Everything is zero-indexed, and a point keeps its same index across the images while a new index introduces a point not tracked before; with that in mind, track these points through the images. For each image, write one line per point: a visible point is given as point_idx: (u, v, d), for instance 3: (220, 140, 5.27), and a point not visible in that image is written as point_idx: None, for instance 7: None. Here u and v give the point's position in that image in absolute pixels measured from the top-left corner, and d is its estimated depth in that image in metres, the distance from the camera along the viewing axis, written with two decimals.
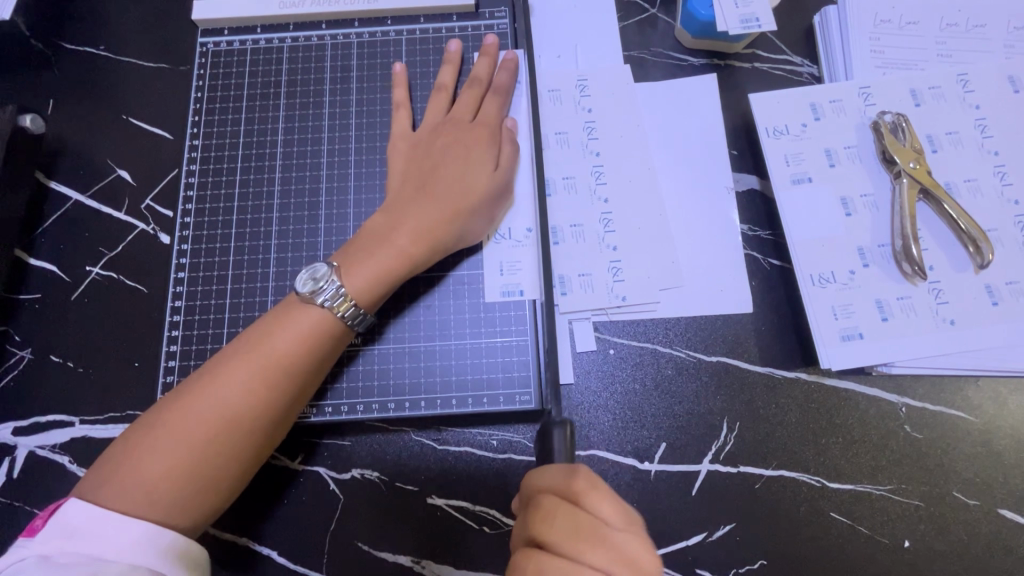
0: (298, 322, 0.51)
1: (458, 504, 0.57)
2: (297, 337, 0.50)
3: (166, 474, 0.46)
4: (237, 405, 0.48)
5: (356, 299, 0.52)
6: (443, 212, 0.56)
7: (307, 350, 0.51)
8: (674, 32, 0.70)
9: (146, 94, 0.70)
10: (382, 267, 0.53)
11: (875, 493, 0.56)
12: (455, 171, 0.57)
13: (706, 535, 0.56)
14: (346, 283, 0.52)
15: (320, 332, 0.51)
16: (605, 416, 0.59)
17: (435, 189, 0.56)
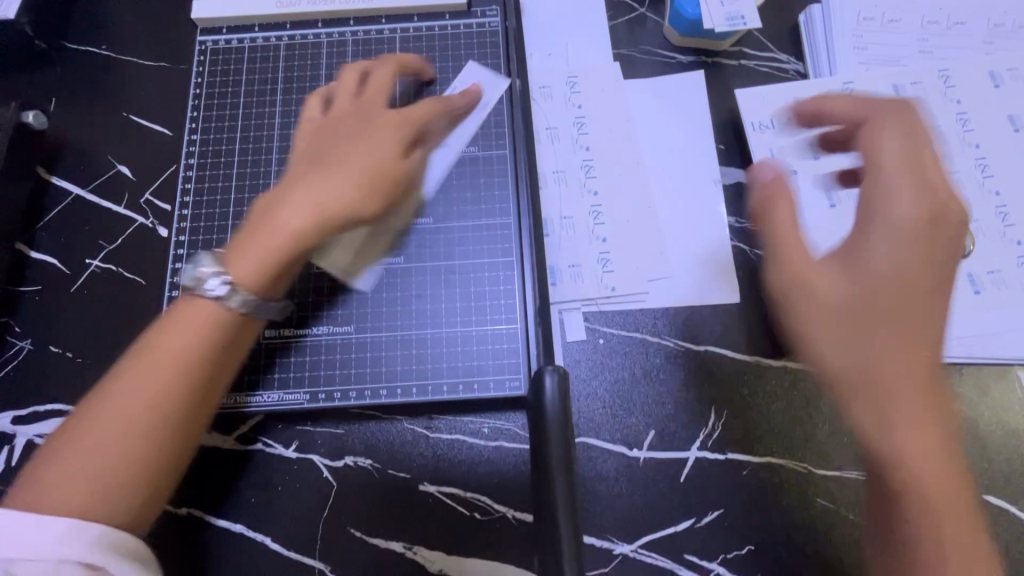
0: (197, 304, 0.46)
1: (450, 491, 0.58)
2: (199, 311, 0.45)
3: (94, 473, 0.42)
4: (141, 399, 0.44)
5: (242, 286, 0.45)
6: (353, 191, 0.48)
7: (204, 327, 0.45)
8: (662, 30, 0.72)
9: (146, 92, 0.71)
10: (274, 252, 0.45)
11: (861, 480, 0.57)
12: (349, 145, 0.50)
13: (695, 521, 0.56)
14: (229, 271, 0.45)
15: (228, 308, 0.46)
16: (595, 404, 0.60)
17: (336, 163, 0.49)
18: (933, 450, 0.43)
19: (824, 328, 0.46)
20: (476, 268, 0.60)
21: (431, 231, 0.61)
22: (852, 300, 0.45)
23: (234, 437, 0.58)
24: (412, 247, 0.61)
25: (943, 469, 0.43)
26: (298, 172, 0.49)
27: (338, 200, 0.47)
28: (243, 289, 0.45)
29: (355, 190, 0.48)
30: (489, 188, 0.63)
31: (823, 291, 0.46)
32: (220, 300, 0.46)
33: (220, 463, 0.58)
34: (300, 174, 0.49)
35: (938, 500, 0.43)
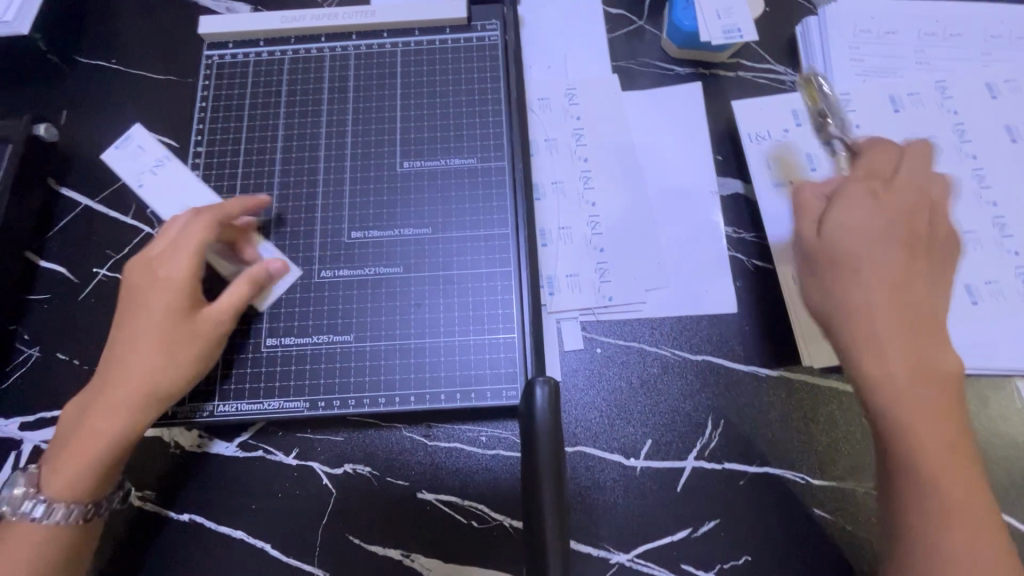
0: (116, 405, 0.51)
1: (447, 499, 0.58)
2: (135, 382, 0.51)
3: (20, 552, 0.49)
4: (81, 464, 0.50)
5: (66, 494, 0.49)
6: (158, 349, 0.52)
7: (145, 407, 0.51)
8: (660, 42, 0.73)
9: (154, 105, 0.73)
10: (111, 435, 0.50)
11: (859, 491, 0.57)
12: (164, 302, 0.53)
13: (691, 531, 0.56)
14: (46, 491, 0.50)
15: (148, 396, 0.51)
16: (592, 414, 0.60)
17: (148, 332, 0.52)
18: (930, 380, 0.48)
19: (865, 319, 0.50)
20: (474, 278, 0.61)
21: (430, 241, 0.62)
22: (851, 233, 0.52)
23: (235, 444, 0.59)
24: (411, 257, 0.62)
25: (928, 380, 0.48)
26: (143, 317, 0.52)
27: (145, 375, 0.51)
28: (67, 503, 0.49)
29: (182, 361, 0.52)
30: (488, 199, 0.63)
31: (839, 240, 0.52)
32: (142, 386, 0.51)
33: (222, 469, 0.59)
34: (142, 322, 0.52)
35: (933, 457, 0.46)
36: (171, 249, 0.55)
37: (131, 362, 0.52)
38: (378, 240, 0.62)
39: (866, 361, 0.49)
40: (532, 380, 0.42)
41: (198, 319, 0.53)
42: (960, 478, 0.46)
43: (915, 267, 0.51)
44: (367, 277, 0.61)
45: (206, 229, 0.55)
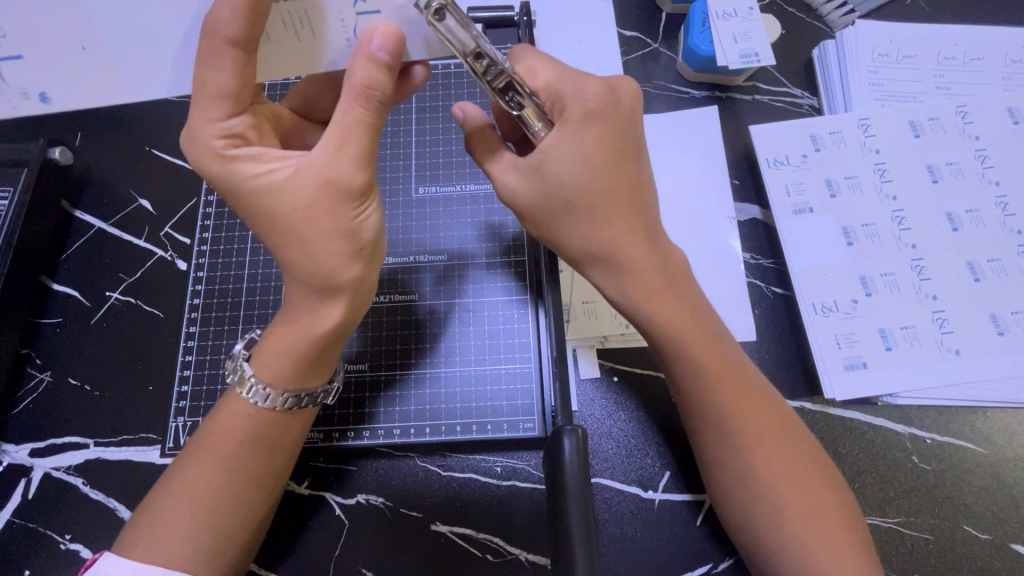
0: (288, 353, 0.46)
1: (462, 531, 0.57)
2: (310, 334, 0.45)
3: (165, 517, 0.43)
4: (221, 437, 0.46)
5: (288, 388, 0.46)
6: (323, 301, 0.45)
7: (305, 356, 0.46)
8: (676, 65, 0.72)
9: (170, 128, 0.73)
10: (289, 355, 0.45)
11: (885, 526, 0.55)
12: (303, 215, 0.42)
13: (711, 566, 0.55)
14: (269, 380, 0.46)
15: (313, 352, 0.46)
16: (610, 444, 0.59)
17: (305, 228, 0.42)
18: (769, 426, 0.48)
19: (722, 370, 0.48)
20: (491, 306, 0.60)
21: (446, 269, 0.61)
22: (586, 165, 0.45)
23: None
24: (426, 285, 0.61)
25: (753, 405, 0.48)
26: (289, 236, 0.43)
27: (312, 267, 0.43)
28: (286, 392, 0.46)
29: (339, 236, 0.43)
30: (504, 226, 0.63)
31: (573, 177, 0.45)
32: (318, 335, 0.45)
33: None
34: (285, 242, 0.43)
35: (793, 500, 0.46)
36: (241, 157, 0.43)
37: (317, 307, 0.45)
38: (393, 266, 0.62)
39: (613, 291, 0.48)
40: (558, 432, 0.42)
41: (325, 150, 0.42)
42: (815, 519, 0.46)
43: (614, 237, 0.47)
44: (382, 304, 0.61)
45: (234, 79, 0.40)
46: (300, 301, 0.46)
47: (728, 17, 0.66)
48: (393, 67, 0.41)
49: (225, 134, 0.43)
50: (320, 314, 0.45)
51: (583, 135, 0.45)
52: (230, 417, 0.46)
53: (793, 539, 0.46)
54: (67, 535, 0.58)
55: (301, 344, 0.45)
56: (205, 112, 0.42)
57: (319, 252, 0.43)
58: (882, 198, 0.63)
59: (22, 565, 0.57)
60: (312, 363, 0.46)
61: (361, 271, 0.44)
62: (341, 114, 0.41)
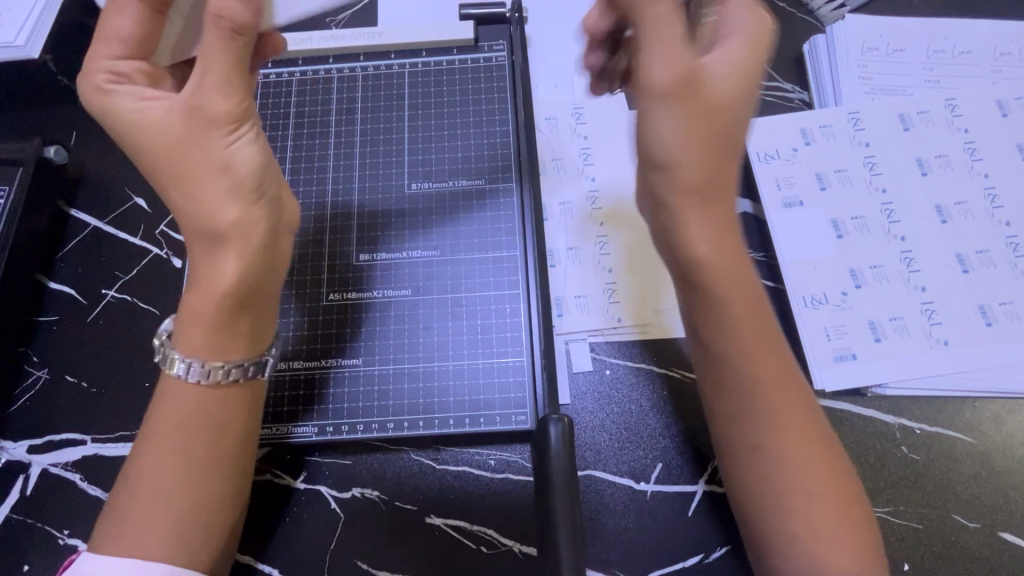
0: (194, 322, 0.45)
1: (456, 524, 0.57)
2: (211, 294, 0.44)
3: (133, 509, 0.43)
4: (174, 423, 0.45)
5: (210, 359, 0.45)
6: (211, 268, 0.44)
7: (213, 319, 0.45)
8: None
9: None
10: (202, 325, 0.45)
11: (874, 515, 0.55)
12: (172, 153, 0.43)
13: (703, 556, 0.56)
14: (187, 352, 0.45)
15: (216, 316, 0.45)
16: (603, 436, 0.60)
17: (184, 173, 0.43)
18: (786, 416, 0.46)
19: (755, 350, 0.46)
20: (483, 300, 0.60)
21: (438, 264, 0.62)
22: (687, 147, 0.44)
23: None
24: (420, 280, 0.61)
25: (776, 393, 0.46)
26: (184, 198, 0.44)
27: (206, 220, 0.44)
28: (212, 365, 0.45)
29: (218, 177, 0.43)
30: (496, 221, 0.63)
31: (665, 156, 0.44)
32: (214, 295, 0.44)
33: None
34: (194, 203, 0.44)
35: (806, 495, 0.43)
36: (117, 93, 0.45)
37: (213, 263, 0.44)
38: (386, 262, 0.62)
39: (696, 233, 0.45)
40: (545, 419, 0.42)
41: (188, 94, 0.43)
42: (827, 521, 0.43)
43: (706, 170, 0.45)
44: (375, 300, 0.61)
45: (138, 26, 0.44)
46: (203, 260, 0.45)
47: None
48: (252, 1, 0.41)
49: (111, 72, 0.45)
50: (214, 271, 0.44)
51: (689, 112, 0.43)
52: (175, 397, 0.46)
53: (793, 506, 0.43)
54: (65, 531, 0.59)
55: (201, 308, 0.44)
56: (99, 50, 0.45)
57: (200, 195, 0.43)
58: (872, 191, 0.63)
59: (21, 560, 0.58)
60: (232, 336, 0.46)
61: (240, 211, 0.44)
62: (202, 54, 0.42)
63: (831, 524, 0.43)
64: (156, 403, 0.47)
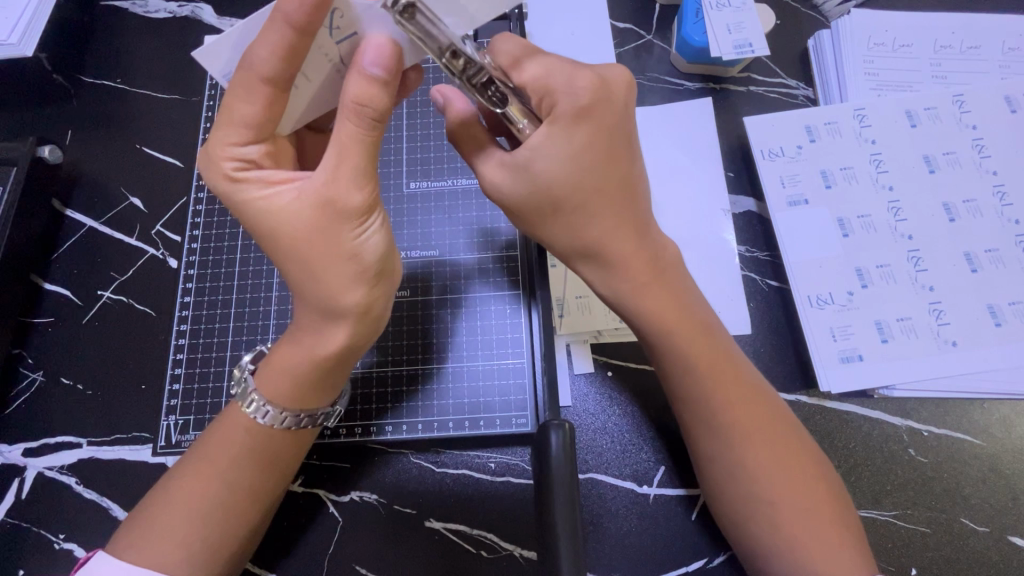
0: (294, 375, 0.45)
1: (456, 528, 0.57)
2: (310, 353, 0.44)
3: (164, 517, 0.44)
4: (220, 444, 0.46)
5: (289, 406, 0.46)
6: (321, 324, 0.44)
7: (311, 376, 0.45)
8: (670, 57, 0.72)
9: (160, 125, 0.73)
10: (293, 375, 0.45)
11: (881, 520, 0.55)
12: (301, 237, 0.42)
13: (706, 561, 0.55)
14: (272, 397, 0.45)
15: (314, 374, 0.45)
16: (604, 438, 0.59)
17: (308, 256, 0.42)
18: (754, 428, 0.47)
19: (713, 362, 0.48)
20: (483, 301, 0.60)
21: (437, 263, 0.61)
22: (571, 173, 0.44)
23: None
24: (419, 280, 0.61)
25: (738, 403, 0.48)
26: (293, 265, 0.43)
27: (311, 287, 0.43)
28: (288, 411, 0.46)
29: (338, 256, 0.42)
30: (496, 220, 0.62)
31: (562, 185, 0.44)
32: (316, 358, 0.44)
33: None
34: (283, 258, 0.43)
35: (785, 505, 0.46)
36: (247, 181, 0.42)
37: (324, 332, 0.44)
38: None
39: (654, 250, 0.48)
40: (545, 426, 0.42)
41: (328, 168, 0.41)
42: (806, 526, 0.45)
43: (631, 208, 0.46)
44: None
45: (261, 110, 0.40)
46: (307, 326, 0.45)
47: (722, 6, 0.65)
48: (390, 83, 0.39)
49: (239, 158, 0.42)
50: (320, 334, 0.44)
51: (602, 160, 0.45)
52: (230, 427, 0.46)
53: (762, 494, 0.46)
54: (61, 535, 0.58)
55: (315, 370, 0.45)
56: (224, 136, 0.42)
57: (312, 272, 0.42)
58: (878, 189, 0.62)
59: (16, 565, 0.57)
60: (315, 384, 0.46)
61: (364, 296, 0.43)
62: (336, 132, 0.40)
63: (802, 508, 0.46)
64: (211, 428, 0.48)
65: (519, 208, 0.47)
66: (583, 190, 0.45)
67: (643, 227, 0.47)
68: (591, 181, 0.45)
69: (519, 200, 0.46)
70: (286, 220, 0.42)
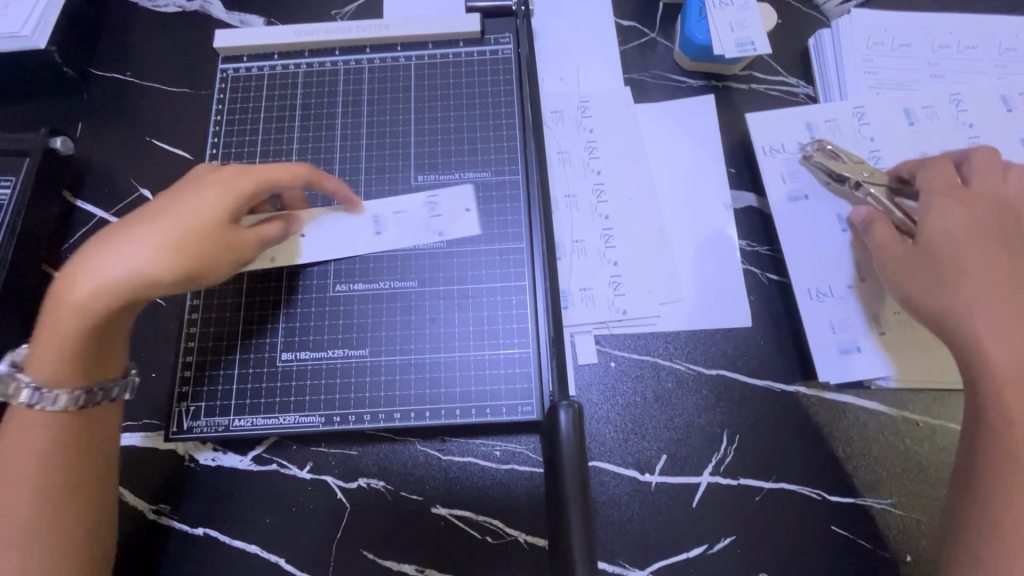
0: (47, 343, 0.47)
1: (462, 514, 0.58)
2: (76, 309, 0.46)
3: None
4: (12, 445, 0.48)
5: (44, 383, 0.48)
6: (83, 304, 0.46)
7: (73, 357, 0.48)
8: (673, 55, 0.73)
9: (170, 117, 0.74)
10: (65, 344, 0.47)
11: (876, 507, 0.56)
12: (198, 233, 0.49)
13: (707, 547, 0.56)
14: (37, 377, 0.48)
15: (71, 358, 0.48)
16: (607, 427, 0.60)
17: (187, 233, 0.49)
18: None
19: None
20: (489, 292, 0.61)
21: (445, 255, 0.62)
22: (958, 236, 0.53)
23: (249, 457, 0.60)
24: (426, 271, 0.62)
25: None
26: (129, 227, 0.49)
27: (135, 282, 0.47)
28: (50, 388, 0.48)
29: (174, 274, 0.48)
30: (502, 213, 0.63)
31: (944, 243, 0.53)
32: (83, 308, 0.47)
33: (235, 481, 0.59)
34: (145, 237, 0.48)
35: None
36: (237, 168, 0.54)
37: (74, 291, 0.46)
38: (393, 253, 0.62)
39: (993, 326, 0.49)
40: (554, 407, 0.42)
41: (239, 234, 0.51)
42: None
43: (979, 281, 0.51)
44: (382, 292, 0.61)
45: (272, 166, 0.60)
46: (99, 276, 0.47)
47: (724, 5, 0.67)
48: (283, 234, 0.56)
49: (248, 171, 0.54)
50: (87, 279, 0.46)
51: (996, 241, 0.52)
52: (20, 425, 0.48)
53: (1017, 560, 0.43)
54: None
55: (61, 339, 0.47)
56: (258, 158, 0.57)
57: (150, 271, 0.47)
58: None
59: None
60: (75, 367, 0.48)
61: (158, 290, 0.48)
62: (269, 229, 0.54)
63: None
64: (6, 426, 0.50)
65: (896, 263, 0.55)
66: (976, 255, 0.52)
67: (1018, 307, 0.49)
68: (976, 249, 0.52)
69: (903, 254, 0.55)
70: (160, 224, 0.49)
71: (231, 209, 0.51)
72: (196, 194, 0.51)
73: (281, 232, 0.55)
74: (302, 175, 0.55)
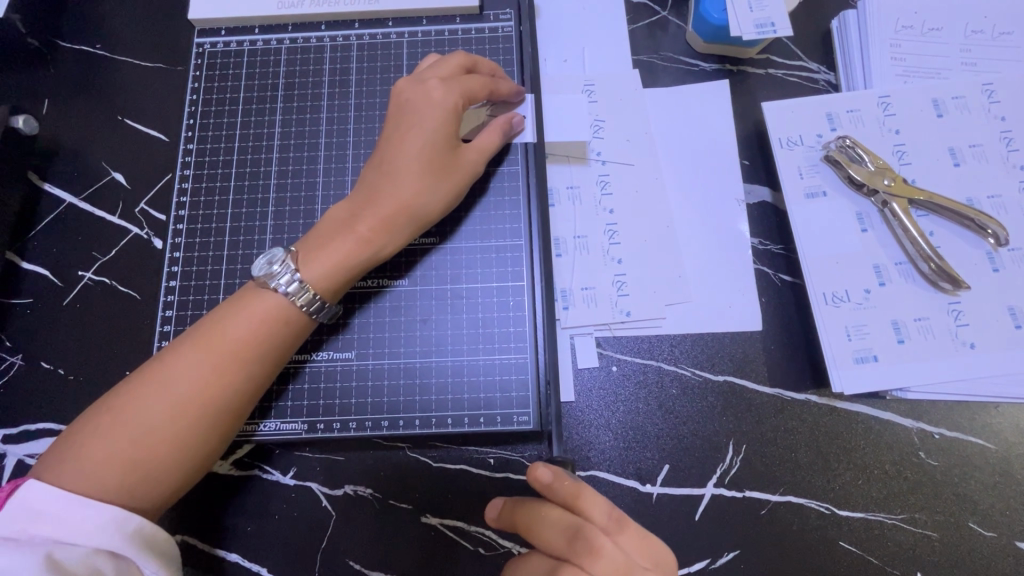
0: (333, 251, 0.50)
1: (453, 524, 0.55)
2: (351, 243, 0.51)
3: (127, 449, 0.43)
4: (215, 360, 0.46)
5: (314, 289, 0.49)
6: (383, 232, 0.51)
7: (353, 271, 0.51)
8: (686, 35, 0.68)
9: (143, 95, 0.68)
10: (341, 266, 0.50)
11: (887, 522, 0.54)
12: (423, 141, 0.52)
13: (709, 561, 0.54)
14: (301, 274, 0.49)
15: (354, 270, 0.51)
16: (607, 435, 0.57)
17: (413, 113, 0.53)
18: None
19: None
20: (485, 292, 0.57)
21: (438, 252, 0.58)
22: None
23: (229, 462, 0.56)
24: (418, 269, 0.58)
25: None
26: (179, 361, 0.45)
27: (408, 212, 0.52)
28: (313, 291, 0.49)
29: (448, 193, 0.53)
30: (499, 207, 0.59)
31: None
32: (371, 239, 0.51)
33: (214, 486, 0.56)
34: (217, 383, 0.46)
35: None
36: None
37: (349, 227, 0.51)
38: None
39: None
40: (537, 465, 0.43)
41: (465, 159, 0.54)
42: None
43: None
44: (370, 290, 0.57)
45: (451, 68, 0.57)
46: (367, 217, 0.51)
47: None
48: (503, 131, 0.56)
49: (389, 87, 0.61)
50: (155, 407, 0.44)
51: None
52: (214, 340, 0.46)
53: None
54: None
55: (348, 253, 0.50)
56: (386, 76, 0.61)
57: (230, 327, 0.47)
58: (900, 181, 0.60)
59: None
60: (351, 280, 0.52)
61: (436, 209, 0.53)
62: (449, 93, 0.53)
63: None
64: (221, 317, 0.48)
65: None
66: None
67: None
68: None
69: None
70: (434, 156, 0.52)
71: (450, 134, 0.53)
72: (426, 122, 0.52)
73: (506, 133, 0.57)
74: (488, 82, 0.56)
